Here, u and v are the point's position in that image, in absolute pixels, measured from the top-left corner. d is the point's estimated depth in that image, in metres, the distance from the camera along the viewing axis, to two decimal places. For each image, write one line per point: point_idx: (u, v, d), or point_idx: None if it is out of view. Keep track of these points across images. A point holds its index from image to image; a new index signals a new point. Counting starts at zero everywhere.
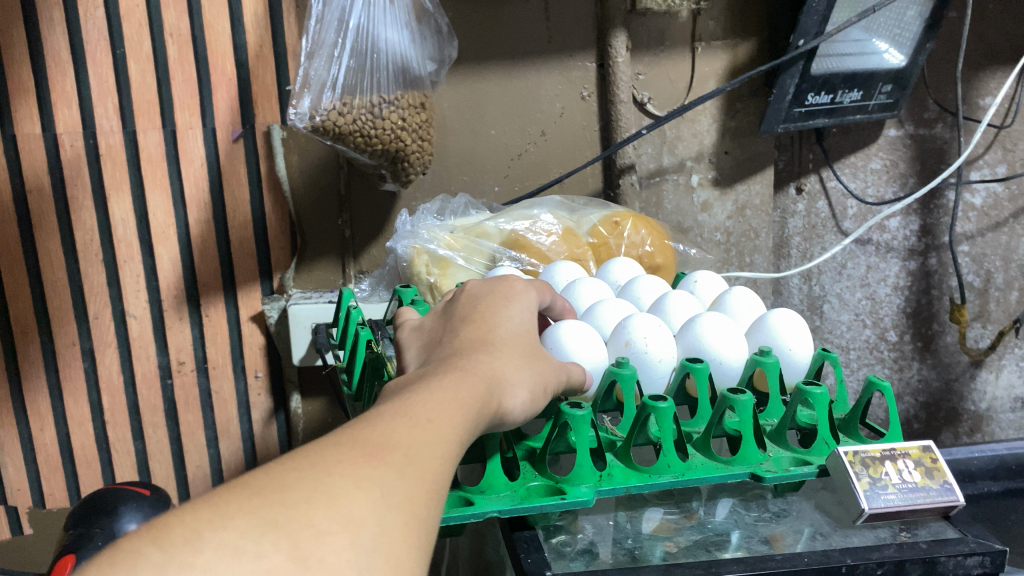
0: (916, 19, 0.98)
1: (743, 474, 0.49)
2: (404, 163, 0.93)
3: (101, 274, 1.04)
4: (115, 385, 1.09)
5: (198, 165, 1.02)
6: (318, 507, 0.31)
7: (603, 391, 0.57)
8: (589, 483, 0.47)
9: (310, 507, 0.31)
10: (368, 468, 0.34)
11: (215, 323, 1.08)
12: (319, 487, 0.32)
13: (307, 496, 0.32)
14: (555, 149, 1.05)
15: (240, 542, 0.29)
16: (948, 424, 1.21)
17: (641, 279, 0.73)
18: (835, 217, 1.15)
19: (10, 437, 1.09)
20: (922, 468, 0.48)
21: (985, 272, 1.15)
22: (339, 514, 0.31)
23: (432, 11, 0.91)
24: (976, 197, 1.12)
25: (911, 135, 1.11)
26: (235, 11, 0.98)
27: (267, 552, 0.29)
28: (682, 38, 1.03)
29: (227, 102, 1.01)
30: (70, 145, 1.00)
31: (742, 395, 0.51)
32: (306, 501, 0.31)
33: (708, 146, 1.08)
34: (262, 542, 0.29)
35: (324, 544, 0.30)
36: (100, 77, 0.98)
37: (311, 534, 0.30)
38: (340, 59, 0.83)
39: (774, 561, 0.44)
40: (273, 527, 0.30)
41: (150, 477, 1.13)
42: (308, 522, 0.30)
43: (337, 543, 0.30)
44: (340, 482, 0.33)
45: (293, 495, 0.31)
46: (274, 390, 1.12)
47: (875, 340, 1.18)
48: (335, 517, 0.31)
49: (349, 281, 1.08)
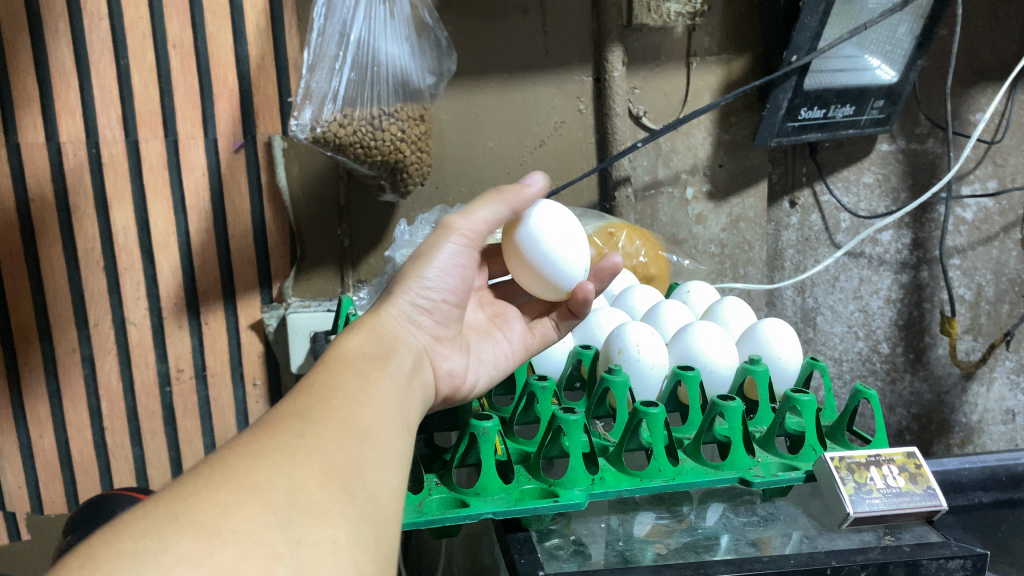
0: (907, 37, 1.00)
1: (733, 478, 0.50)
2: (403, 173, 0.94)
3: (101, 281, 1.06)
4: (114, 392, 1.09)
5: (199, 174, 1.03)
6: (221, 487, 0.32)
7: (597, 398, 0.58)
8: (582, 486, 0.48)
9: (213, 488, 0.32)
10: (265, 442, 0.35)
11: (214, 331, 1.09)
12: (217, 473, 0.33)
13: (209, 482, 0.32)
14: (551, 161, 1.07)
15: (143, 542, 0.28)
16: (940, 436, 1.22)
17: (635, 289, 0.74)
18: (828, 230, 1.17)
19: (9, 443, 1.09)
20: (906, 473, 0.50)
21: (977, 286, 1.16)
22: (243, 485, 0.32)
23: (431, 24, 0.93)
24: (968, 211, 1.14)
25: (903, 150, 1.13)
26: (238, 24, 0.99)
27: (177, 540, 0.29)
28: (677, 54, 1.05)
29: (229, 113, 1.02)
30: (73, 154, 1.01)
31: (731, 401, 0.53)
32: (208, 487, 0.32)
33: (703, 159, 1.09)
34: (176, 535, 0.29)
35: (238, 514, 0.30)
36: (104, 87, 1.00)
37: (221, 512, 0.30)
38: (341, 72, 0.84)
39: (761, 562, 0.45)
40: (175, 520, 0.30)
41: (148, 483, 1.14)
42: (213, 503, 0.31)
43: (251, 510, 0.31)
44: (242, 461, 0.34)
45: (189, 487, 0.32)
46: (272, 398, 1.13)
47: (867, 353, 1.20)
48: (241, 491, 0.32)
49: (348, 290, 1.09)
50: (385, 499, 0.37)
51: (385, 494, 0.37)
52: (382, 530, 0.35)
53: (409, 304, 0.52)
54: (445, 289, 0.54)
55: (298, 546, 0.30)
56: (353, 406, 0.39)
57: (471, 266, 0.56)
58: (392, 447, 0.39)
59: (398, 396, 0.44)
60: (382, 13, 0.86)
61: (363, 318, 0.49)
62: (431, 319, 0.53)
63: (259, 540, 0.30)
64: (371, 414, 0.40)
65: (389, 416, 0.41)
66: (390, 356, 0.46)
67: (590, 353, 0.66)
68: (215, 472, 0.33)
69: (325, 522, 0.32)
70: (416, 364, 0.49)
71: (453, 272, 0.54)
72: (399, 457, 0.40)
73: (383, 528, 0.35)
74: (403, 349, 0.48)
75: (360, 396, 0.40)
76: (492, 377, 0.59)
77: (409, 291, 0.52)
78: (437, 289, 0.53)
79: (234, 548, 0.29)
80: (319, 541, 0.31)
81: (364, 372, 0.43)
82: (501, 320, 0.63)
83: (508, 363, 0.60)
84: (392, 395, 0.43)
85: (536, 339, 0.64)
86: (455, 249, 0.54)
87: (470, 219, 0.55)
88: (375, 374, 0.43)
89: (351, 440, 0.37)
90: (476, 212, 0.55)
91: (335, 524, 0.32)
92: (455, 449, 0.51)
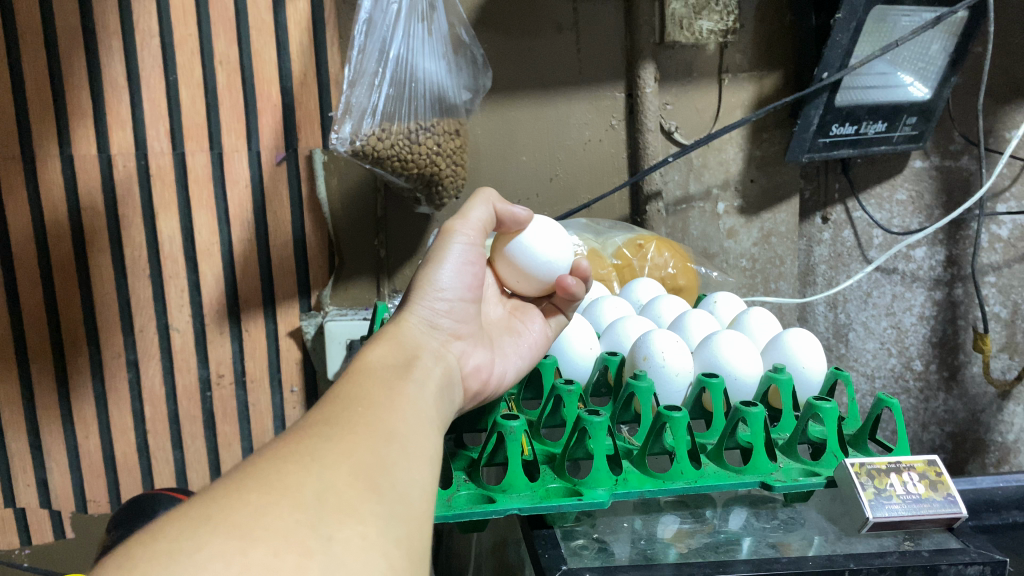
0: (940, 54, 1.00)
1: (754, 482, 0.51)
2: (438, 186, 0.97)
3: (147, 288, 1.09)
4: (157, 395, 1.13)
5: (242, 186, 1.07)
6: (252, 490, 0.33)
7: (623, 403, 0.60)
8: (605, 486, 0.50)
9: (245, 491, 0.33)
10: (295, 447, 0.37)
11: (254, 338, 1.13)
12: (250, 477, 0.35)
13: (241, 485, 0.34)
14: (584, 176, 1.09)
15: (179, 543, 0.30)
16: (975, 455, 1.20)
17: (662, 298, 0.76)
18: (860, 246, 1.17)
19: (56, 443, 1.13)
20: (927, 480, 0.51)
21: (1013, 304, 1.14)
22: (274, 486, 0.34)
23: (469, 42, 0.95)
24: (1003, 228, 1.12)
25: (937, 166, 1.12)
26: (282, 42, 1.03)
27: (210, 540, 0.30)
28: (709, 70, 1.06)
29: (272, 127, 1.06)
30: (123, 165, 1.05)
31: (754, 408, 0.54)
32: (241, 489, 0.34)
33: (735, 174, 1.10)
34: (209, 535, 0.31)
35: (270, 515, 0.32)
36: (153, 101, 1.04)
37: (254, 513, 0.32)
38: (380, 87, 0.87)
39: (780, 563, 0.46)
40: (209, 521, 0.31)
41: (188, 485, 1.17)
42: (246, 504, 0.32)
43: (283, 509, 0.32)
44: (273, 466, 0.35)
45: (226, 489, 0.34)
46: (308, 404, 1.16)
47: (900, 369, 1.20)
48: (273, 491, 0.33)
49: (383, 299, 1.12)
50: (416, 500, 0.38)
51: (415, 493, 0.38)
52: (413, 528, 0.36)
53: (428, 311, 0.54)
54: (459, 289, 0.55)
55: (329, 542, 0.32)
56: (380, 412, 0.42)
57: (481, 263, 0.57)
58: (420, 449, 0.41)
59: (424, 400, 0.46)
60: (420, 31, 0.89)
61: (385, 329, 0.51)
62: (450, 320, 0.55)
63: (292, 538, 0.31)
64: (398, 418, 0.42)
65: (415, 418, 0.43)
66: (414, 361, 0.48)
67: (616, 359, 0.67)
68: (246, 477, 0.35)
69: (354, 519, 0.34)
70: (443, 366, 0.51)
71: (465, 272, 0.56)
72: (427, 457, 0.41)
73: (415, 527, 0.37)
74: (428, 355, 0.51)
75: (385, 402, 0.43)
76: (517, 369, 0.61)
77: (425, 298, 0.54)
78: (453, 292, 0.55)
79: (266, 545, 0.30)
80: (350, 537, 0.33)
81: (389, 379, 0.45)
82: (521, 312, 0.66)
83: (529, 353, 0.63)
84: (419, 398, 0.45)
85: (555, 328, 0.67)
86: (462, 248, 0.56)
87: (469, 221, 0.57)
88: (401, 381, 0.45)
89: (378, 442, 0.39)
90: (472, 213, 0.57)
91: (366, 521, 0.34)
92: (482, 448, 0.53)
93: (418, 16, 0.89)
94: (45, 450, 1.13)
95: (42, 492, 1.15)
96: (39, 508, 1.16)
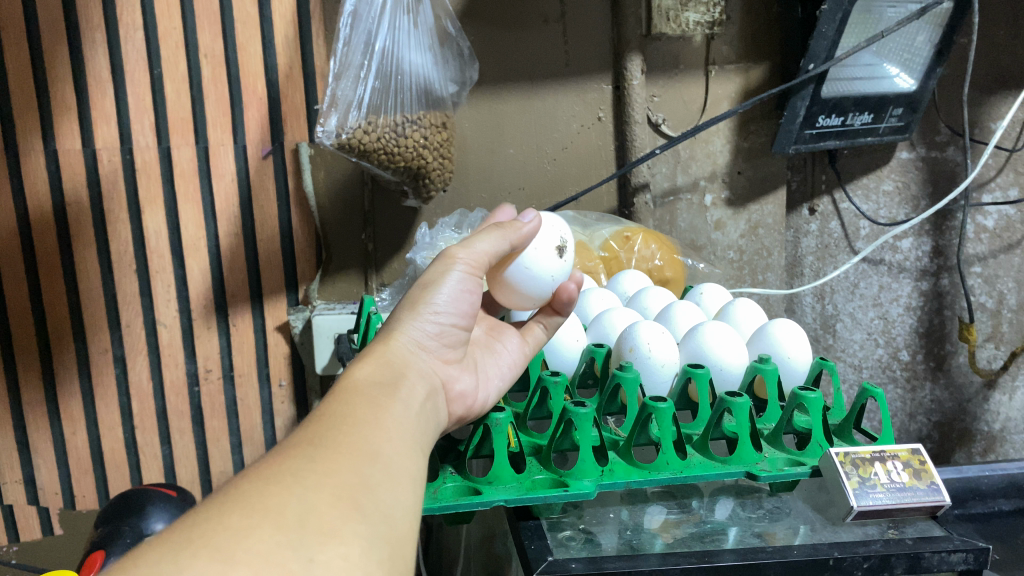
0: (926, 45, 1.01)
1: (740, 472, 0.52)
2: (425, 180, 0.97)
3: (133, 284, 1.09)
4: (145, 391, 1.12)
5: (228, 180, 1.07)
6: (234, 511, 0.33)
7: (609, 395, 0.61)
8: (591, 477, 0.50)
9: (227, 513, 0.33)
10: (278, 468, 0.37)
11: (242, 333, 1.12)
12: (231, 498, 0.34)
13: (222, 507, 0.34)
14: (572, 166, 1.09)
15: (159, 565, 0.30)
16: (961, 445, 1.21)
17: (650, 291, 0.76)
18: (847, 237, 1.17)
19: (43, 440, 1.12)
20: (910, 469, 0.51)
21: (998, 294, 1.15)
22: (256, 508, 0.33)
23: (454, 34, 0.95)
24: (988, 219, 1.13)
25: (923, 158, 1.13)
26: (267, 35, 1.03)
27: (190, 562, 0.30)
28: (696, 62, 1.06)
29: (258, 120, 1.06)
30: (108, 160, 1.04)
31: (739, 397, 0.55)
32: (223, 510, 0.33)
33: (722, 166, 1.11)
34: (189, 558, 0.30)
35: (250, 537, 0.32)
36: (138, 95, 1.03)
37: (233, 534, 0.32)
38: (366, 80, 0.87)
39: (765, 552, 0.46)
40: (189, 544, 0.31)
41: (177, 480, 1.17)
42: (226, 527, 0.32)
43: (265, 531, 0.32)
44: (257, 487, 0.35)
45: (208, 512, 0.33)
46: (297, 398, 1.16)
47: (887, 360, 1.20)
48: (255, 513, 0.33)
49: (371, 293, 1.12)
50: (398, 517, 0.38)
51: (397, 511, 0.38)
52: (396, 548, 0.36)
53: (419, 331, 0.52)
54: (455, 314, 0.53)
55: (311, 565, 0.32)
56: (364, 431, 0.41)
57: (478, 292, 0.55)
58: (405, 469, 0.41)
59: (409, 420, 0.45)
60: (406, 24, 0.88)
61: (373, 347, 0.50)
62: (440, 340, 0.53)
63: (273, 561, 0.31)
64: (382, 437, 0.42)
65: (400, 438, 0.43)
66: (400, 383, 0.47)
67: (602, 351, 0.68)
68: (228, 499, 0.34)
69: (337, 540, 0.33)
70: (428, 389, 0.50)
71: (462, 300, 0.53)
72: (411, 475, 0.41)
73: (397, 545, 0.37)
74: (415, 377, 0.49)
75: (370, 422, 0.42)
76: (500, 391, 0.60)
77: (418, 318, 0.52)
78: (449, 315, 0.53)
79: (246, 568, 0.30)
80: (332, 558, 0.33)
81: (375, 400, 0.44)
82: (498, 332, 0.64)
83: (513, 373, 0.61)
84: (404, 420, 0.45)
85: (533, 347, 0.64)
86: (461, 277, 0.53)
87: (473, 250, 0.54)
88: (387, 401, 0.45)
89: (362, 463, 0.39)
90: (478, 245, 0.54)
91: (349, 542, 0.34)
92: (468, 442, 0.55)
93: (403, 10, 0.88)
94: (32, 446, 1.12)
95: (30, 489, 1.14)
96: (27, 505, 1.15)
